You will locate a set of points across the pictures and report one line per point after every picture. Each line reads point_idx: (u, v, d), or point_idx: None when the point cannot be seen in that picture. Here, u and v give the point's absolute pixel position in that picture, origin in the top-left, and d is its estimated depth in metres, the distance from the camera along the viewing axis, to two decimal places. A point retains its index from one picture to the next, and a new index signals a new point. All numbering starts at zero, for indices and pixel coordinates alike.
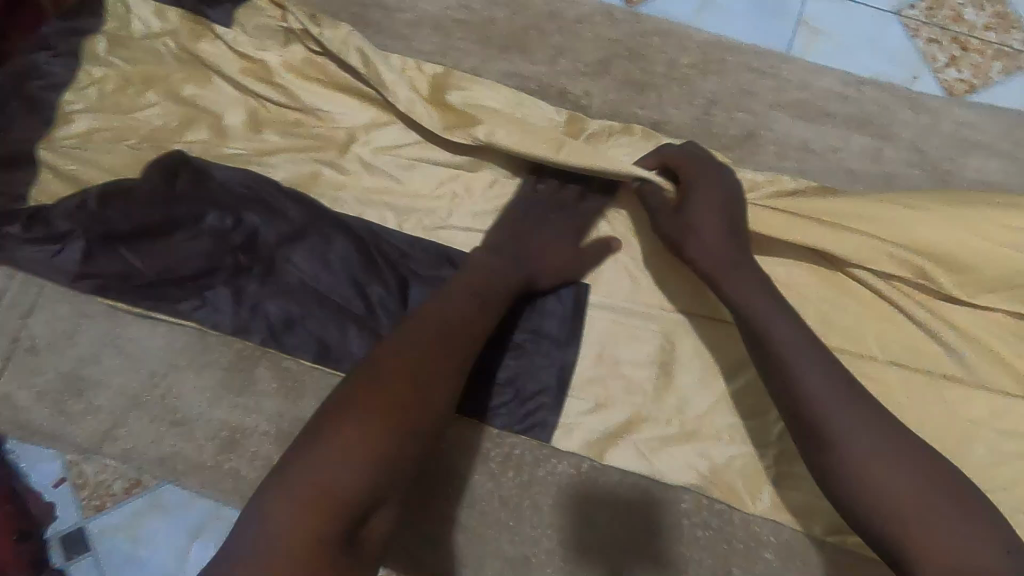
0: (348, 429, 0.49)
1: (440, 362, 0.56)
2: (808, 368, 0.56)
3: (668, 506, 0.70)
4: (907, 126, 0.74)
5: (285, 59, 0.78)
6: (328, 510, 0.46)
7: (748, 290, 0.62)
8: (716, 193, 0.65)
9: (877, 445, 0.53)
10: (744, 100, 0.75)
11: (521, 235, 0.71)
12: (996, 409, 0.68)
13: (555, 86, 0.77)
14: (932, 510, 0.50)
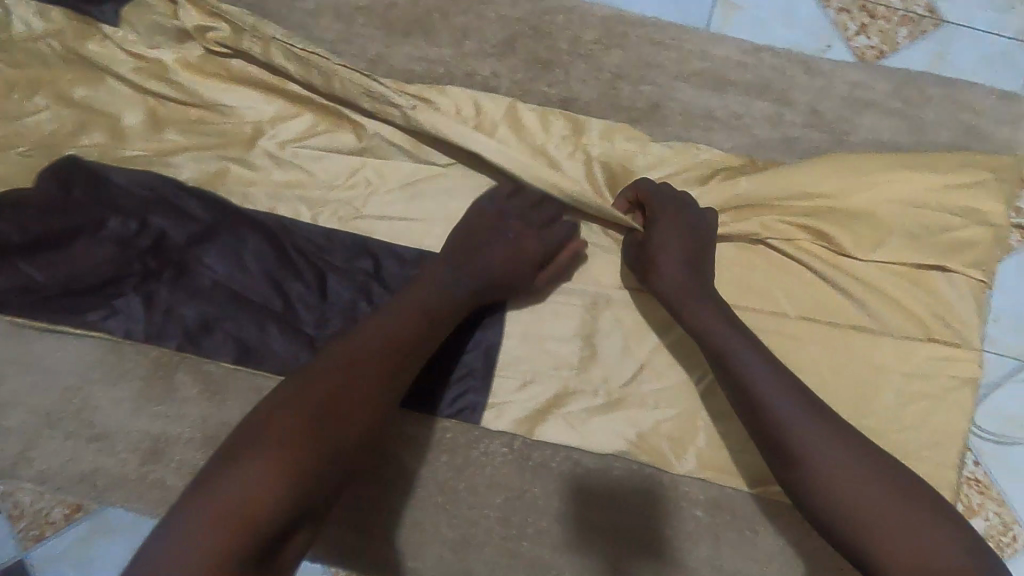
0: (267, 449, 0.50)
1: (370, 395, 0.56)
2: (768, 386, 0.60)
3: (601, 475, 0.71)
4: (804, 89, 0.77)
5: (181, 55, 0.76)
6: (238, 524, 0.47)
7: (704, 314, 0.65)
8: (681, 227, 0.68)
9: (837, 453, 0.56)
10: (647, 73, 0.77)
11: (476, 250, 0.69)
12: (902, 353, 0.72)
13: (463, 68, 0.77)
14: (889, 516, 0.53)
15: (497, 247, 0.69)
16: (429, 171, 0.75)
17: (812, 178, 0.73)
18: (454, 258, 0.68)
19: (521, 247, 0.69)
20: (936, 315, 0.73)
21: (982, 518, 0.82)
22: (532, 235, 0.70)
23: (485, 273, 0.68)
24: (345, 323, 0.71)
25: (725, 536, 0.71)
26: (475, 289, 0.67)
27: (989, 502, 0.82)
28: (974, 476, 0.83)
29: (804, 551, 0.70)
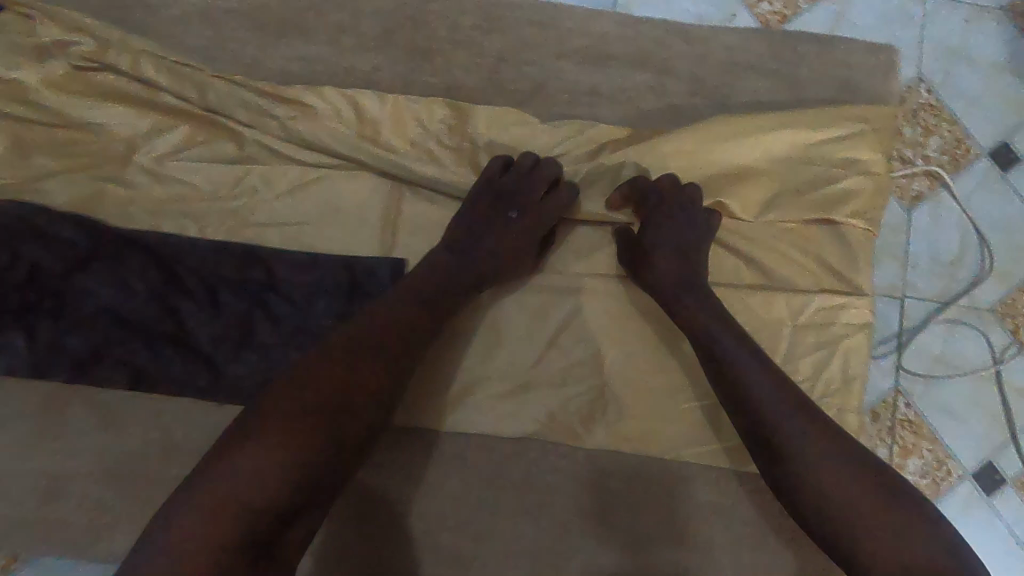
0: (258, 437, 0.50)
1: (371, 390, 0.56)
2: (755, 376, 0.61)
3: (517, 458, 0.72)
4: (684, 57, 0.78)
5: (38, 73, 0.71)
6: (235, 511, 0.48)
7: (696, 309, 0.67)
8: (678, 223, 0.71)
9: (830, 462, 0.55)
10: (529, 55, 0.77)
11: (478, 236, 0.69)
12: (794, 306, 0.74)
13: (341, 64, 0.76)
14: (877, 514, 0.52)
15: (501, 228, 0.70)
16: (316, 173, 0.73)
17: (697, 145, 0.74)
18: (456, 245, 0.68)
19: (530, 223, 0.70)
20: (828, 266, 0.75)
21: (918, 455, 0.99)
22: (535, 211, 0.71)
23: (487, 256, 0.69)
24: (242, 335, 0.70)
25: (644, 505, 0.71)
26: (477, 273, 0.68)
27: (922, 441, 0.98)
28: (906, 417, 0.99)
29: (722, 510, 0.71)
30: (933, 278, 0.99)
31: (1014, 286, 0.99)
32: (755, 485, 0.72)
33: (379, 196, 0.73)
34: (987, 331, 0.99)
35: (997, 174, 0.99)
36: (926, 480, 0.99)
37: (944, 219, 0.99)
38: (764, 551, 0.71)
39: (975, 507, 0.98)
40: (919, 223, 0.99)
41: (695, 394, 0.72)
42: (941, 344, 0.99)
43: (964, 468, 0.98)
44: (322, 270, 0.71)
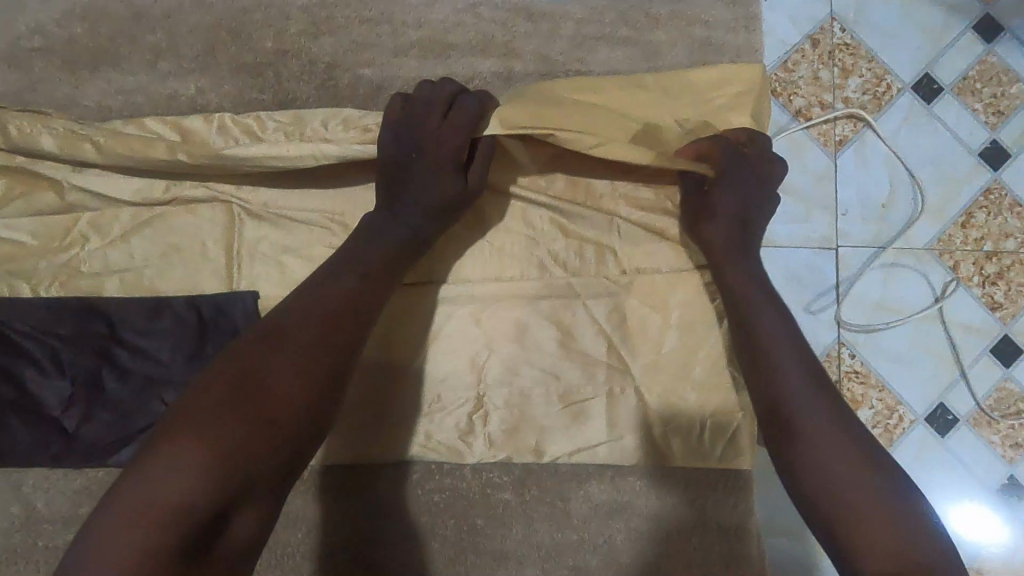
0: (198, 435, 0.48)
1: (306, 380, 0.54)
2: (785, 359, 0.60)
3: (402, 483, 0.69)
4: (530, 37, 0.73)
5: None
6: (161, 518, 0.45)
7: (734, 278, 0.65)
8: (745, 191, 0.67)
9: (843, 452, 0.55)
10: (364, 55, 0.72)
11: (394, 180, 0.64)
12: (673, 286, 0.70)
13: (164, 92, 0.71)
14: (883, 506, 0.52)
15: (413, 173, 0.64)
16: (149, 211, 0.69)
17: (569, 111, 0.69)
18: (383, 202, 0.64)
19: (433, 161, 0.63)
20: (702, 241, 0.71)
21: (869, 406, 0.94)
22: (434, 142, 0.63)
23: (411, 208, 0.63)
24: (91, 394, 0.66)
25: (536, 512, 0.69)
26: (402, 227, 0.63)
27: (871, 390, 0.94)
28: (853, 368, 0.95)
29: (616, 508, 0.69)
30: (866, 222, 0.96)
31: (950, 221, 0.96)
32: (647, 478, 0.70)
33: (219, 228, 0.69)
34: (926, 271, 0.96)
35: (921, 107, 0.98)
36: (879, 430, 0.94)
37: (869, 160, 0.97)
38: (663, 544, 0.69)
39: (934, 452, 0.94)
40: (845, 167, 0.97)
41: (576, 393, 0.69)
42: (880, 289, 0.96)
43: (918, 414, 0.94)
44: (167, 314, 0.67)
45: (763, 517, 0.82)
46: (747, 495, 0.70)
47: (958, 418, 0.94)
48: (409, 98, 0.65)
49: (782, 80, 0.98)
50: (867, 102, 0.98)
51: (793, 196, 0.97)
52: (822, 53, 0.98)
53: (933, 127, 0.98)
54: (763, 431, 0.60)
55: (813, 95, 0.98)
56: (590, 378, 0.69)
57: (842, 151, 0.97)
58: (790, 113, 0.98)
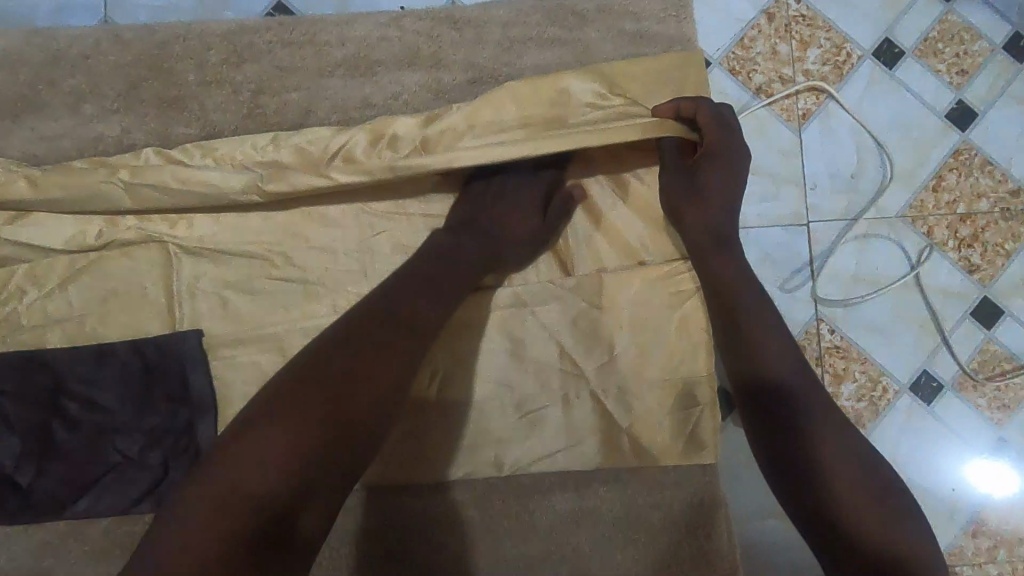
0: (285, 427, 0.47)
1: (383, 389, 0.52)
2: (761, 332, 0.62)
3: (365, 508, 0.68)
4: (456, 46, 0.72)
5: None
6: (241, 504, 0.45)
7: (711, 261, 0.66)
8: (720, 162, 0.68)
9: (818, 419, 0.57)
10: (289, 79, 0.71)
11: (473, 218, 0.68)
12: (624, 280, 0.69)
13: (89, 135, 0.69)
14: (854, 471, 0.54)
15: (498, 206, 0.69)
16: (83, 257, 0.68)
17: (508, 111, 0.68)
18: (453, 226, 0.67)
19: (518, 199, 0.69)
20: (644, 238, 0.71)
21: (852, 380, 0.93)
22: (523, 186, 0.70)
23: (492, 232, 0.67)
24: (42, 448, 0.66)
25: (501, 527, 0.69)
26: (485, 247, 0.66)
27: (853, 363, 0.93)
28: (834, 343, 0.93)
29: (582, 514, 0.69)
30: (836, 195, 0.95)
31: (921, 186, 0.95)
32: (611, 482, 0.69)
33: (156, 268, 0.69)
34: (900, 239, 0.94)
35: (882, 73, 0.96)
36: (864, 404, 0.93)
37: (834, 131, 0.95)
38: (633, 547, 0.68)
39: (921, 421, 0.93)
40: (811, 142, 0.95)
41: (532, 403, 0.68)
42: (855, 261, 0.94)
43: (902, 383, 0.93)
44: (111, 361, 0.66)
45: (739, 506, 0.82)
46: (714, 488, 0.70)
47: (943, 384, 0.93)
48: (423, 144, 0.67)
49: (741, 57, 0.96)
50: (828, 73, 0.96)
51: (760, 175, 0.95)
52: (778, 26, 0.96)
53: (896, 91, 0.96)
54: (748, 417, 0.60)
55: (773, 69, 0.96)
56: (545, 386, 0.68)
57: (806, 125, 0.96)
58: (750, 91, 0.96)
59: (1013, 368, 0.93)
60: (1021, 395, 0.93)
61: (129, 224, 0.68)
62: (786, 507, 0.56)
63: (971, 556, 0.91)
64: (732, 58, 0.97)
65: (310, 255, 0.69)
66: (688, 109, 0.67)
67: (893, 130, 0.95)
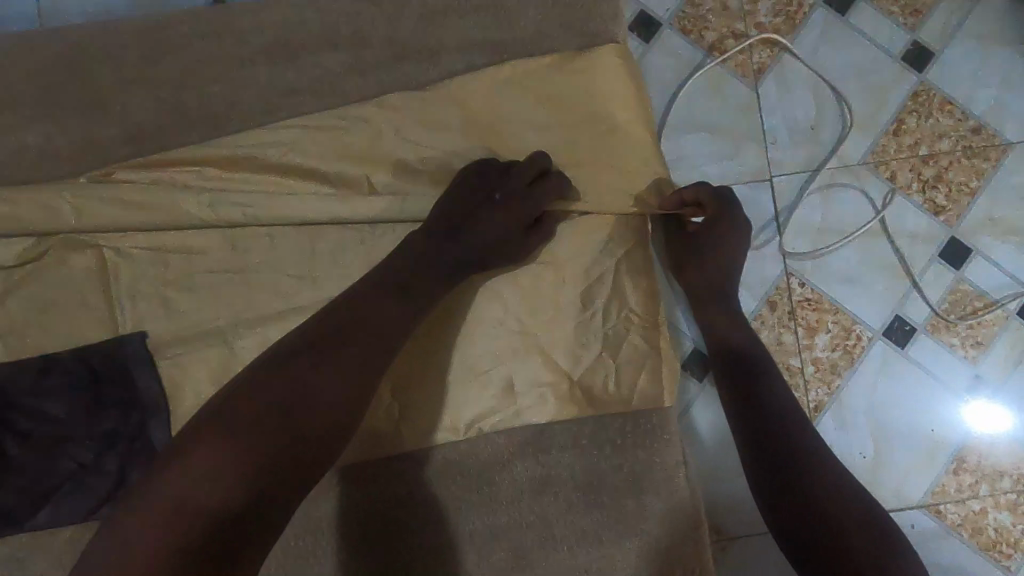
0: (230, 440, 0.48)
1: (337, 397, 0.52)
2: (733, 326, 0.71)
3: (332, 497, 0.68)
4: (377, 21, 0.70)
5: None
6: (182, 519, 0.45)
7: (694, 279, 0.73)
8: (728, 239, 0.72)
9: (781, 400, 0.65)
10: (209, 70, 0.69)
11: (456, 221, 0.65)
12: (568, 245, 0.70)
13: (8, 144, 0.67)
14: (810, 444, 0.62)
15: (484, 213, 0.65)
16: (19, 270, 0.67)
17: (447, 84, 0.70)
18: (438, 231, 0.64)
19: (510, 213, 0.66)
20: (589, 200, 0.70)
21: (825, 331, 0.93)
22: (522, 201, 0.66)
23: (472, 242, 0.65)
24: None
25: (466, 500, 0.68)
26: (460, 257, 0.64)
27: (825, 314, 0.93)
28: (804, 296, 0.93)
29: (547, 480, 0.69)
30: (797, 147, 0.94)
31: (881, 131, 0.94)
32: (571, 448, 0.69)
33: (93, 275, 0.68)
34: (864, 186, 0.94)
35: (836, 20, 0.95)
36: (839, 354, 0.93)
37: (791, 84, 0.94)
38: (601, 510, 0.69)
39: (897, 366, 0.93)
40: (769, 96, 0.94)
41: (486, 370, 0.69)
42: (821, 211, 0.94)
43: (875, 330, 0.93)
44: (55, 371, 0.66)
45: (712, 463, 0.82)
46: (674, 441, 0.70)
47: (915, 327, 0.93)
48: (367, 127, 0.70)
49: (690, 16, 0.95)
50: (781, 24, 0.95)
51: (720, 134, 0.94)
52: None
53: (851, 37, 0.95)
54: (727, 392, 0.68)
55: (724, 26, 0.95)
56: (498, 354, 0.69)
57: (762, 79, 0.94)
58: (703, 49, 0.95)
59: (986, 306, 0.92)
60: (994, 330, 0.93)
61: (57, 232, 0.67)
62: (763, 512, 0.61)
63: (954, 493, 0.91)
64: (684, 17, 0.95)
65: (248, 246, 0.69)
66: (694, 195, 0.71)
67: (870, 95, 0.94)
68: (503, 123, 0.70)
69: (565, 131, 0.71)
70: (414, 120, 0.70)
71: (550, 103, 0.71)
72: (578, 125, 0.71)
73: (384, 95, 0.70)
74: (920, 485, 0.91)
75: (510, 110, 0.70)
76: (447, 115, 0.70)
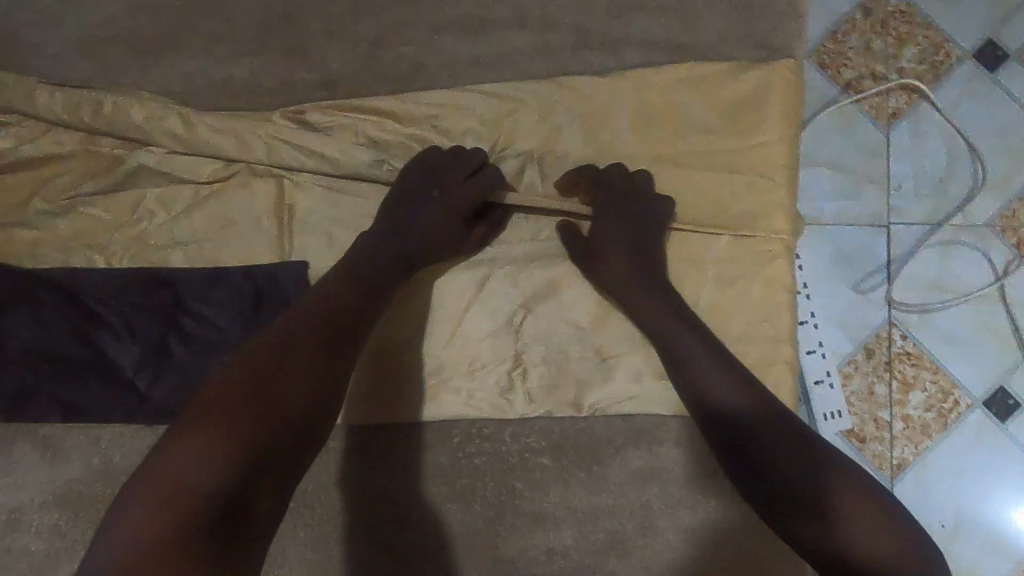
0: (216, 428, 0.49)
1: (310, 376, 0.55)
2: (697, 347, 0.62)
3: (438, 449, 0.71)
4: (567, 9, 0.73)
5: None
6: (181, 508, 0.46)
7: (634, 293, 0.67)
8: (630, 223, 0.68)
9: (767, 417, 0.57)
10: (404, 33, 0.74)
11: (406, 214, 0.68)
12: (715, 246, 0.71)
13: (221, 75, 0.75)
14: (815, 459, 0.55)
15: (422, 209, 0.68)
16: (209, 188, 0.74)
17: (624, 77, 0.72)
18: (387, 227, 0.67)
19: (447, 202, 0.68)
20: (738, 208, 0.72)
21: (920, 389, 0.88)
22: (455, 192, 0.68)
23: (421, 233, 0.67)
24: (159, 358, 0.72)
25: (573, 476, 0.70)
26: (410, 247, 0.67)
27: (923, 371, 0.88)
28: (905, 349, 0.88)
29: (656, 471, 0.70)
30: (921, 199, 0.89)
31: (1014, 197, 0.89)
32: (685, 445, 0.70)
33: (271, 202, 0.74)
34: (985, 248, 0.89)
35: (984, 77, 0.90)
36: (933, 416, 0.88)
37: (925, 135, 0.90)
38: (702, 510, 0.69)
39: (994, 438, 0.87)
40: (899, 143, 0.90)
41: (616, 354, 0.70)
42: (937, 266, 0.89)
43: (975, 397, 0.87)
44: (224, 283, 0.72)
45: None
46: None
47: (1019, 403, 0.88)
48: (541, 105, 0.72)
49: (831, 51, 0.90)
50: (923, 72, 0.90)
51: (840, 173, 0.90)
52: (875, 21, 0.90)
53: (996, 96, 0.89)
54: (711, 433, 0.60)
55: (864, 65, 0.90)
56: (631, 341, 0.70)
57: (895, 126, 0.90)
58: (838, 86, 0.90)
59: None
60: None
61: (248, 159, 0.73)
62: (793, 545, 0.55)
63: None
64: (823, 52, 0.91)
65: None
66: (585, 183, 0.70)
67: (1002, 157, 0.89)
68: (669, 121, 0.72)
69: (726, 137, 0.72)
70: (586, 105, 0.72)
71: (719, 109, 0.72)
72: (742, 132, 0.72)
73: (560, 76, 0.73)
74: (998, 567, 0.85)
75: (677, 110, 0.72)
76: (619, 105, 0.72)
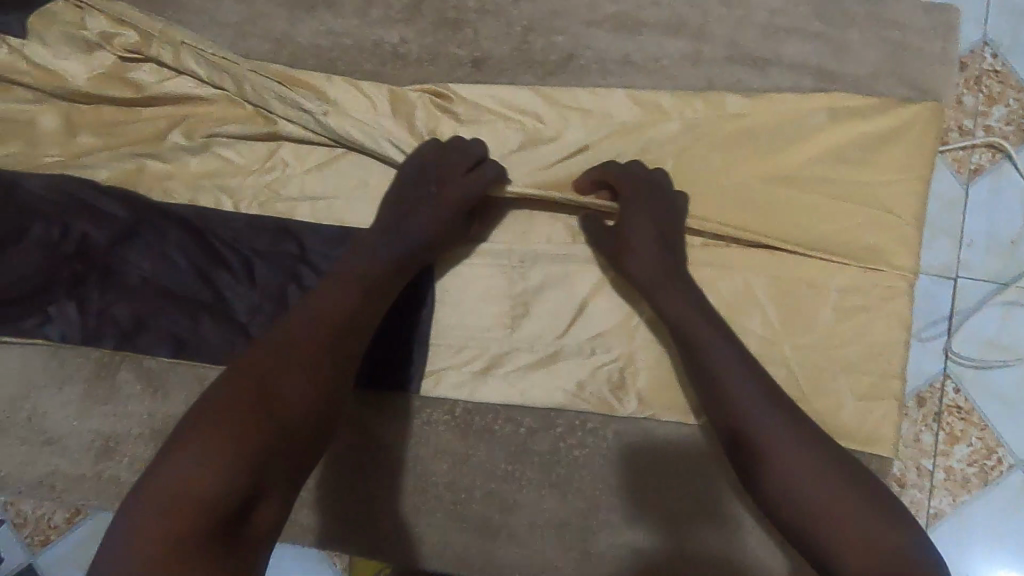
0: (220, 425, 0.48)
1: (300, 362, 0.54)
2: (724, 358, 0.60)
3: (542, 434, 0.72)
4: (722, 22, 0.75)
5: (92, 69, 0.74)
6: (186, 510, 0.45)
7: (674, 298, 0.65)
8: (647, 213, 0.67)
9: (782, 434, 0.55)
10: (559, 22, 0.75)
11: (408, 210, 0.66)
12: (840, 273, 0.72)
13: (371, 37, 0.76)
14: (826, 479, 0.53)
15: (424, 204, 0.67)
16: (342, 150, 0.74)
17: (769, 96, 0.73)
18: (388, 221, 0.66)
19: (448, 197, 0.67)
20: (866, 240, 0.72)
21: (966, 443, 0.86)
22: (454, 185, 0.67)
23: (421, 226, 0.66)
24: (275, 309, 0.71)
25: (670, 481, 0.71)
26: (413, 241, 0.66)
27: (973, 427, 0.85)
28: (955, 403, 0.86)
29: None
30: (990, 256, 0.86)
31: None
32: None
33: None
34: None
35: None
36: (976, 470, 0.85)
37: (1003, 193, 0.86)
38: None
39: None
40: (976, 198, 0.87)
41: None
42: (998, 324, 0.86)
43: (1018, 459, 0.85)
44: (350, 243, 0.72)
45: None
46: None
47: None
48: (685, 112, 0.73)
49: None
50: (1010, 133, 0.87)
51: None
52: (968, 77, 0.87)
53: None
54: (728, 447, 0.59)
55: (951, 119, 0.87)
56: None
57: (976, 181, 0.87)
58: None
59: None
60: None
61: (371, 146, 0.71)
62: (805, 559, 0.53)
63: None
64: None
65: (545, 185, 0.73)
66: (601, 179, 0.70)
67: None
68: (807, 145, 0.73)
69: (863, 168, 0.73)
70: (730, 117, 0.73)
71: (858, 141, 0.73)
72: (880, 166, 0.73)
73: (707, 87, 0.74)
74: None
75: (819, 135, 0.73)
76: (761, 122, 0.73)
